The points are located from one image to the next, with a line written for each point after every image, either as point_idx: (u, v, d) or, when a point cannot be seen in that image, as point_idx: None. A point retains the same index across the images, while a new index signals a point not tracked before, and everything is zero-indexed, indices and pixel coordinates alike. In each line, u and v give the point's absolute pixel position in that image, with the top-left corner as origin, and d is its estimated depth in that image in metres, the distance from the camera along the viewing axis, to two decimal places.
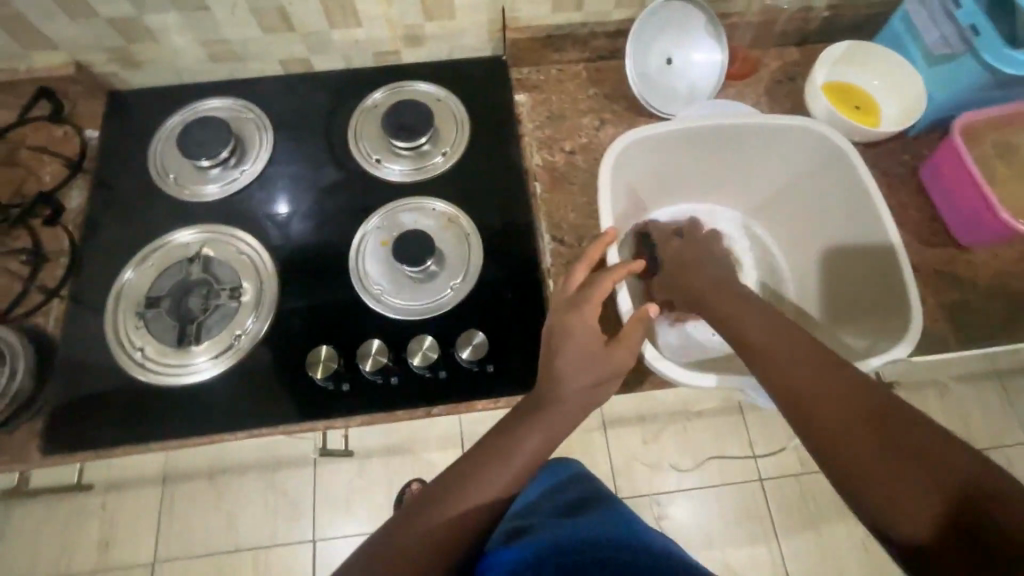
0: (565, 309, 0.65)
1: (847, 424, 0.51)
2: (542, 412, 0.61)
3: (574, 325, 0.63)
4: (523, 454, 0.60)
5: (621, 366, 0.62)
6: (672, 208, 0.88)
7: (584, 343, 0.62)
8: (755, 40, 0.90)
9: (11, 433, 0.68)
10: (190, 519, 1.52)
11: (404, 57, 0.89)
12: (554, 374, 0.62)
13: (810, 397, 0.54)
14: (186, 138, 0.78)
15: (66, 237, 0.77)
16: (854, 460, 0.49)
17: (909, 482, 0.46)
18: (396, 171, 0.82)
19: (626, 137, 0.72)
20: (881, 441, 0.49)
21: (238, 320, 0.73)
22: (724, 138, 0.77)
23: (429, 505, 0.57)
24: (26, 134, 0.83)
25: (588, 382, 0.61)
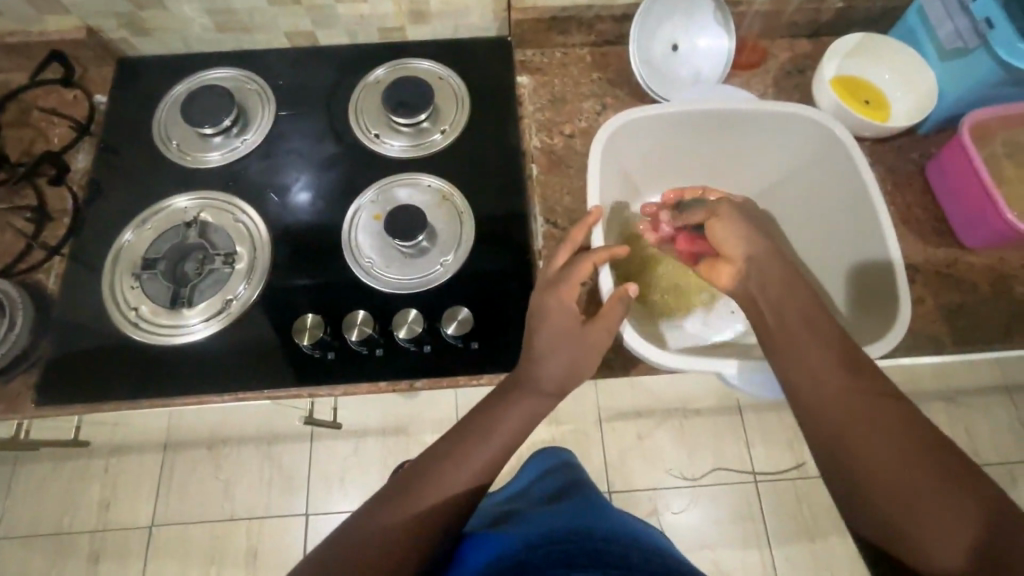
0: (544, 289, 0.65)
1: (870, 434, 0.50)
2: (519, 393, 0.61)
3: (554, 307, 0.63)
4: (500, 436, 0.60)
5: (599, 350, 0.63)
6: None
7: (562, 325, 0.62)
8: (764, 30, 0.89)
9: (8, 382, 0.70)
10: (188, 486, 1.55)
11: (409, 35, 0.89)
12: (532, 354, 0.62)
13: (834, 402, 0.53)
14: (191, 105, 0.80)
15: (71, 197, 0.79)
16: (881, 476, 0.48)
17: (938, 510, 0.45)
18: (395, 147, 0.83)
19: (621, 116, 0.72)
20: (911, 461, 0.48)
21: (230, 286, 0.74)
22: (722, 124, 0.76)
23: (407, 489, 0.57)
24: (39, 97, 0.85)
25: (565, 364, 0.61)
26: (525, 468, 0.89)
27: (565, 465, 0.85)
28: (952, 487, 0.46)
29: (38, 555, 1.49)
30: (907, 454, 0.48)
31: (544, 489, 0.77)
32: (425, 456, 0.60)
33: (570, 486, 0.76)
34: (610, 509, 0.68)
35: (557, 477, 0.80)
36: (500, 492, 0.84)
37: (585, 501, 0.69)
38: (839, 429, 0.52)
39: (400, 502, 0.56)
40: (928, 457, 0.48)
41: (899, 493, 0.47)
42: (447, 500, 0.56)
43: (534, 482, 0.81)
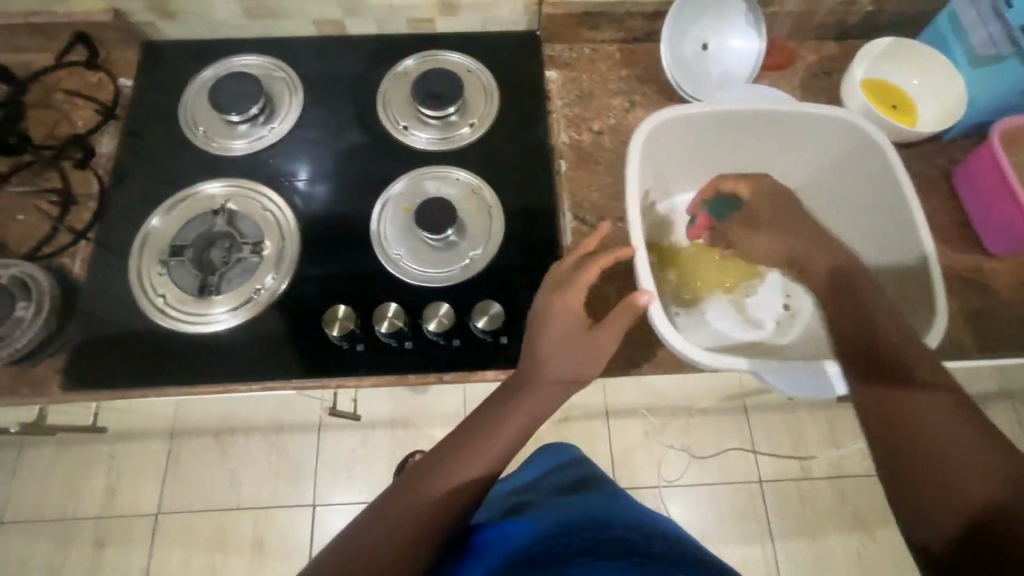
0: (549, 291, 0.66)
1: (890, 410, 0.55)
2: (522, 390, 0.62)
3: (556, 306, 0.64)
4: (504, 433, 0.60)
5: (603, 355, 0.63)
6: (691, 193, 0.85)
7: (567, 325, 0.63)
8: (793, 31, 0.89)
9: (33, 366, 0.69)
10: (196, 473, 1.55)
11: (438, 27, 0.88)
12: (539, 353, 0.63)
13: (872, 375, 0.57)
14: (218, 92, 0.79)
15: (96, 180, 0.78)
16: (895, 450, 0.53)
17: (941, 485, 0.50)
18: (421, 138, 0.82)
19: (662, 113, 0.72)
20: (921, 441, 0.52)
21: (258, 275, 0.73)
22: (759, 124, 0.77)
23: (420, 478, 0.57)
24: (62, 79, 0.84)
25: (570, 362, 0.62)
26: (532, 461, 0.89)
27: (573, 462, 0.85)
28: (964, 465, 0.49)
29: (43, 539, 1.48)
30: (919, 431, 0.52)
31: (553, 483, 0.77)
32: (436, 447, 0.60)
33: (581, 480, 0.76)
34: (621, 500, 0.69)
35: (566, 472, 0.80)
36: (506, 484, 0.84)
37: (598, 494, 0.70)
38: (868, 397, 0.57)
39: (413, 492, 0.56)
40: (945, 434, 0.51)
41: (932, 473, 0.50)
42: (457, 487, 0.56)
43: (541, 476, 0.81)
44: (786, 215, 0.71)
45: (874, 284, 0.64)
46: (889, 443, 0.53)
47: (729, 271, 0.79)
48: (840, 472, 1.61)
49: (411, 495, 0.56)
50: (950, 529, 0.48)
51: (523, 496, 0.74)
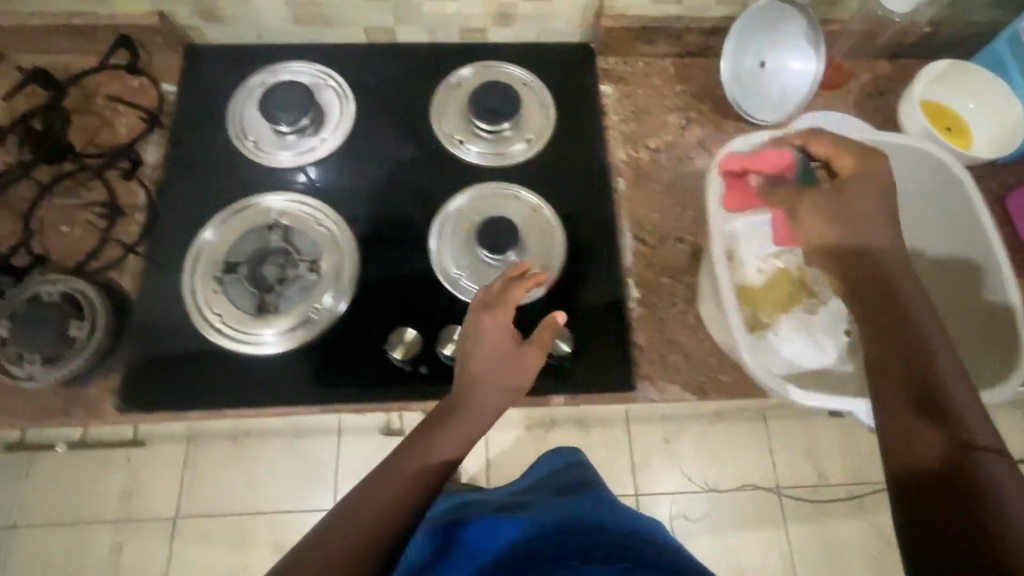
0: (479, 311, 0.64)
1: (899, 388, 0.54)
2: (453, 413, 0.60)
3: (479, 330, 0.63)
4: (442, 448, 0.58)
5: (528, 376, 0.63)
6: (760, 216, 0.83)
7: (490, 349, 0.62)
8: (849, 50, 0.88)
9: (86, 386, 0.67)
10: (212, 479, 1.53)
11: (490, 37, 0.86)
12: (467, 377, 0.61)
13: (892, 360, 0.55)
14: (270, 101, 0.76)
15: (143, 191, 0.76)
16: (893, 428, 0.52)
17: (923, 464, 0.49)
18: (477, 153, 0.81)
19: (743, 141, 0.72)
20: (917, 425, 0.51)
21: (317, 294, 0.72)
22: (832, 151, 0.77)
23: (399, 455, 0.57)
24: (101, 82, 0.81)
25: (498, 384, 0.61)
26: (541, 463, 0.89)
27: (575, 464, 0.81)
28: (954, 454, 0.49)
29: (58, 545, 1.46)
30: (916, 417, 0.52)
31: (551, 487, 0.75)
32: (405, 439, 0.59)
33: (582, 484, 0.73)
34: (610, 505, 0.64)
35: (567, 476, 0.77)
36: (507, 490, 0.83)
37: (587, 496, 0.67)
38: (882, 376, 0.55)
39: (387, 477, 0.56)
40: (941, 424, 0.50)
41: (909, 446, 0.51)
42: (432, 467, 0.57)
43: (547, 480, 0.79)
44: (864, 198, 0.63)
45: (904, 268, 0.59)
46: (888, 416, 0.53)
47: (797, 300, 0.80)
48: (855, 479, 1.63)
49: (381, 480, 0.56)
50: (914, 489, 0.49)
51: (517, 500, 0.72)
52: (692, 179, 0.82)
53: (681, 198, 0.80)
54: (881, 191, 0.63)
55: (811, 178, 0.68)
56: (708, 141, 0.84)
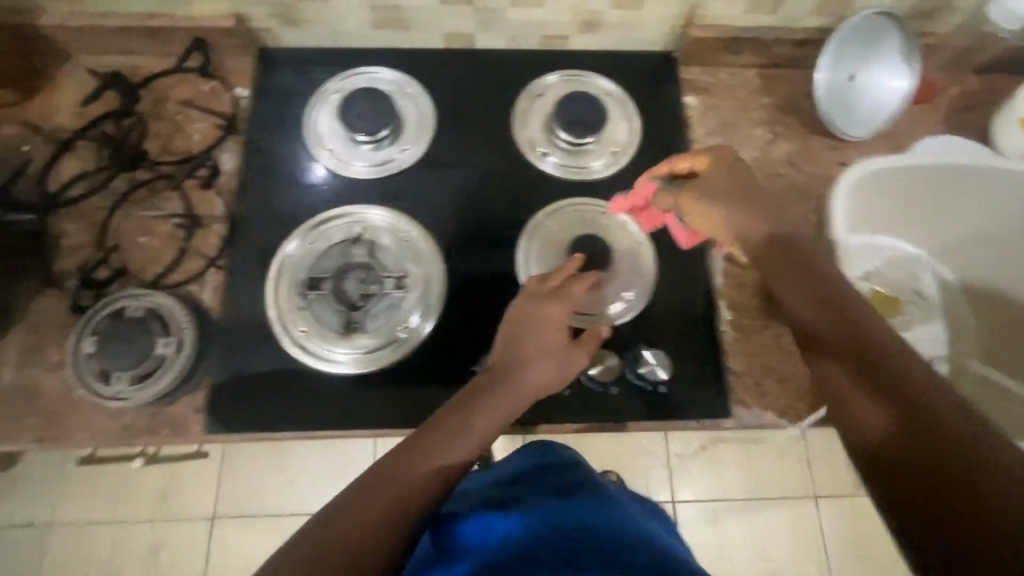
0: (542, 298, 0.64)
1: (859, 373, 0.45)
2: (485, 397, 0.57)
3: (543, 317, 0.63)
4: (477, 427, 0.54)
5: (573, 372, 0.64)
6: (872, 238, 0.77)
7: (548, 341, 0.62)
8: (941, 64, 0.85)
9: (173, 404, 0.66)
10: (247, 480, 1.51)
11: (571, 44, 0.83)
12: (519, 359, 0.61)
13: (859, 346, 0.47)
14: (353, 109, 0.74)
15: (221, 201, 0.74)
16: (867, 413, 0.43)
17: (901, 447, 0.40)
18: (559, 166, 0.78)
19: (866, 165, 0.67)
20: (906, 405, 0.42)
21: (405, 312, 0.70)
22: (948, 178, 0.71)
23: (392, 459, 0.49)
24: (173, 86, 0.78)
25: (547, 372, 0.61)
26: (509, 454, 0.70)
27: (569, 466, 0.64)
28: (932, 436, 0.39)
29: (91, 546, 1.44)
30: (910, 394, 0.42)
31: (540, 472, 0.63)
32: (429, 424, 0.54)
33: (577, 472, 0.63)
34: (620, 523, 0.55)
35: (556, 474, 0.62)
36: (473, 482, 0.67)
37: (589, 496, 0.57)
38: (867, 362, 0.46)
39: (415, 463, 0.49)
40: (936, 403, 0.41)
41: (863, 410, 0.43)
42: (434, 470, 0.49)
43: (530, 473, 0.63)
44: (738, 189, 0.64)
45: (830, 271, 0.55)
46: (853, 398, 0.45)
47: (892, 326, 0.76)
48: None
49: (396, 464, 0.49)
50: (881, 478, 0.40)
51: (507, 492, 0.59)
52: (781, 197, 0.79)
53: None
54: (747, 198, 0.63)
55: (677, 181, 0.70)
56: (797, 156, 0.82)
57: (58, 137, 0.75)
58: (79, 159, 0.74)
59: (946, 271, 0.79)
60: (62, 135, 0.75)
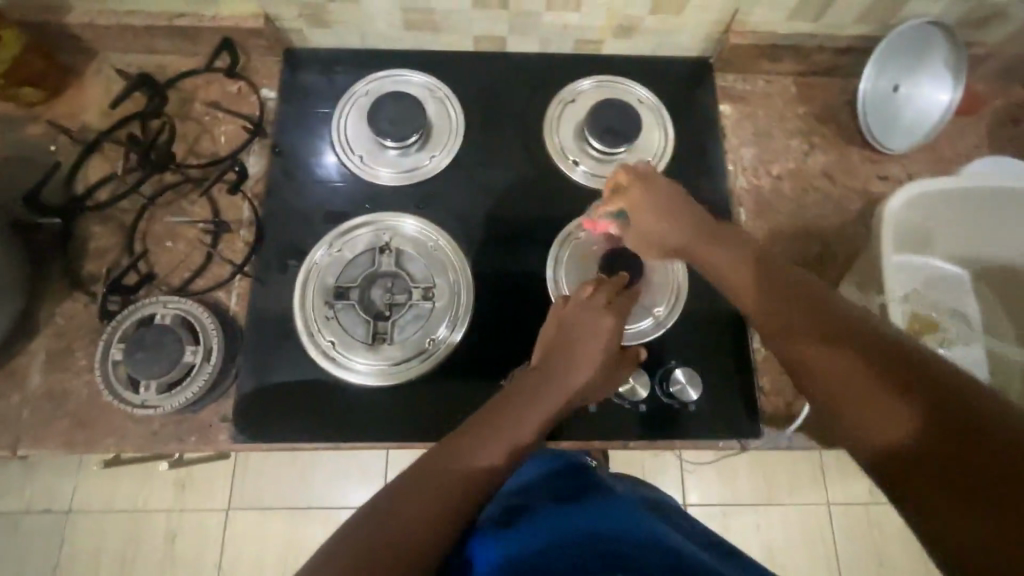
0: (593, 313, 0.63)
1: (834, 356, 0.45)
2: (525, 403, 0.56)
3: (596, 328, 0.62)
4: (517, 433, 0.54)
5: (610, 388, 0.64)
6: (913, 257, 0.75)
7: (600, 351, 0.62)
8: (986, 77, 0.82)
9: (200, 411, 0.66)
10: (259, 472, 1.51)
11: (605, 49, 0.81)
12: (562, 368, 0.59)
13: (821, 332, 0.47)
14: (383, 115, 0.72)
15: (247, 206, 0.73)
16: (851, 394, 0.43)
17: (898, 419, 0.40)
18: (590, 176, 0.76)
19: (908, 189, 0.65)
20: (884, 376, 0.42)
21: (432, 323, 0.69)
22: (998, 202, 0.68)
23: (416, 484, 0.48)
24: (199, 86, 0.77)
25: (592, 383, 0.61)
26: None
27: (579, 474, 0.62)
28: (924, 398, 0.39)
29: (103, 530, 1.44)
30: (879, 366, 0.42)
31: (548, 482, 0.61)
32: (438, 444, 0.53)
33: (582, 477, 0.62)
34: (625, 522, 0.53)
35: (565, 482, 0.60)
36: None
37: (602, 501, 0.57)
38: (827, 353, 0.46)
39: (433, 476, 0.49)
40: (901, 370, 0.41)
41: (867, 416, 0.42)
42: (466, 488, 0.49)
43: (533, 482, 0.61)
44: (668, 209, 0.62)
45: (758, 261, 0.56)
46: (835, 387, 0.44)
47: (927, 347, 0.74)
48: None
49: (405, 490, 0.48)
50: (896, 458, 0.40)
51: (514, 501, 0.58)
52: (816, 211, 0.77)
53: (805, 230, 0.76)
54: (676, 202, 0.62)
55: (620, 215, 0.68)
56: (834, 168, 0.79)
57: (85, 136, 0.74)
58: (106, 160, 0.73)
59: (993, 295, 0.76)
60: (88, 135, 0.74)
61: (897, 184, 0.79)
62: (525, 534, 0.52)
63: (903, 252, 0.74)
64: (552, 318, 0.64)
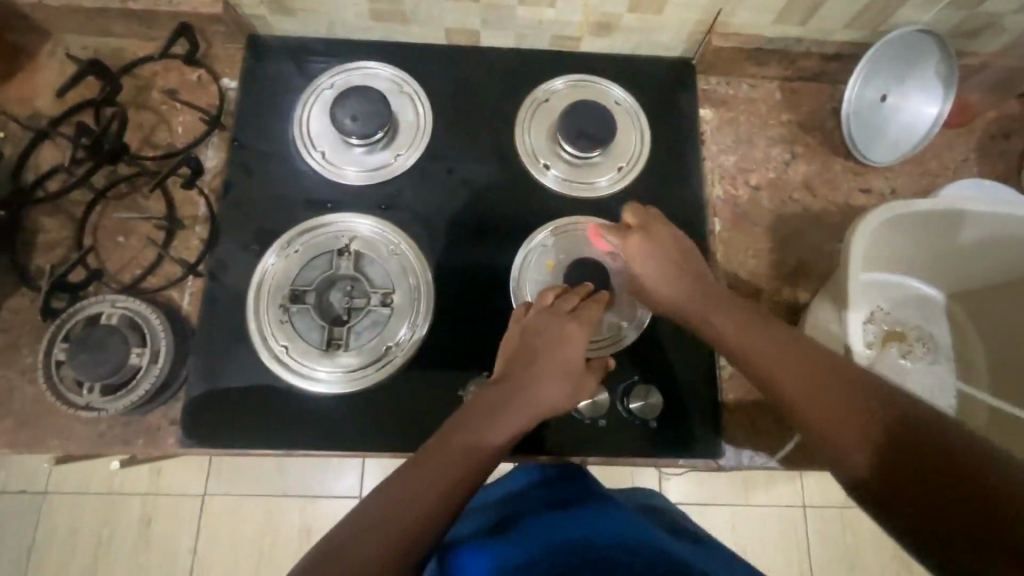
0: (556, 316, 0.60)
1: (825, 402, 0.48)
2: (487, 416, 0.52)
3: (564, 334, 0.59)
4: (489, 442, 0.51)
5: (579, 398, 0.59)
6: (882, 275, 0.74)
7: (568, 358, 0.58)
8: (978, 89, 0.79)
9: (148, 413, 0.64)
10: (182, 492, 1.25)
11: (583, 47, 0.78)
12: (528, 378, 0.56)
13: (817, 377, 0.49)
14: (345, 111, 0.69)
15: (203, 202, 0.71)
16: (847, 437, 0.46)
17: (902, 462, 0.44)
18: (563, 181, 0.73)
19: (885, 210, 0.62)
20: (885, 424, 0.45)
21: (390, 330, 0.67)
22: (979, 226, 0.66)
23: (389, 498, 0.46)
24: (158, 74, 0.74)
25: (562, 393, 0.57)
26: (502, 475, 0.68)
27: (573, 481, 0.63)
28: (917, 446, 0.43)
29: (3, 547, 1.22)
30: (866, 414, 0.46)
31: (541, 494, 0.60)
32: (430, 440, 0.51)
33: (576, 488, 0.61)
34: (614, 522, 0.53)
35: (556, 492, 0.60)
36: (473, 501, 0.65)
37: (595, 507, 0.56)
38: (821, 402, 0.48)
39: (430, 472, 0.48)
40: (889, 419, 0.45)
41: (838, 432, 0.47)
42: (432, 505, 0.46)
43: (527, 490, 0.62)
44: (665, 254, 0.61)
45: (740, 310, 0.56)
46: (833, 431, 0.47)
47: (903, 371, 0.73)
48: None
49: (397, 488, 0.47)
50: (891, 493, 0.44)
51: (508, 510, 0.58)
52: (794, 224, 0.75)
53: (781, 244, 0.74)
54: (674, 261, 0.61)
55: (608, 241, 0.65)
56: (815, 180, 0.77)
57: (35, 123, 0.71)
58: (57, 149, 0.71)
59: (966, 317, 0.75)
60: (40, 121, 0.71)
61: (879, 197, 0.77)
62: (515, 538, 0.52)
63: (871, 269, 0.73)
64: (516, 327, 0.61)
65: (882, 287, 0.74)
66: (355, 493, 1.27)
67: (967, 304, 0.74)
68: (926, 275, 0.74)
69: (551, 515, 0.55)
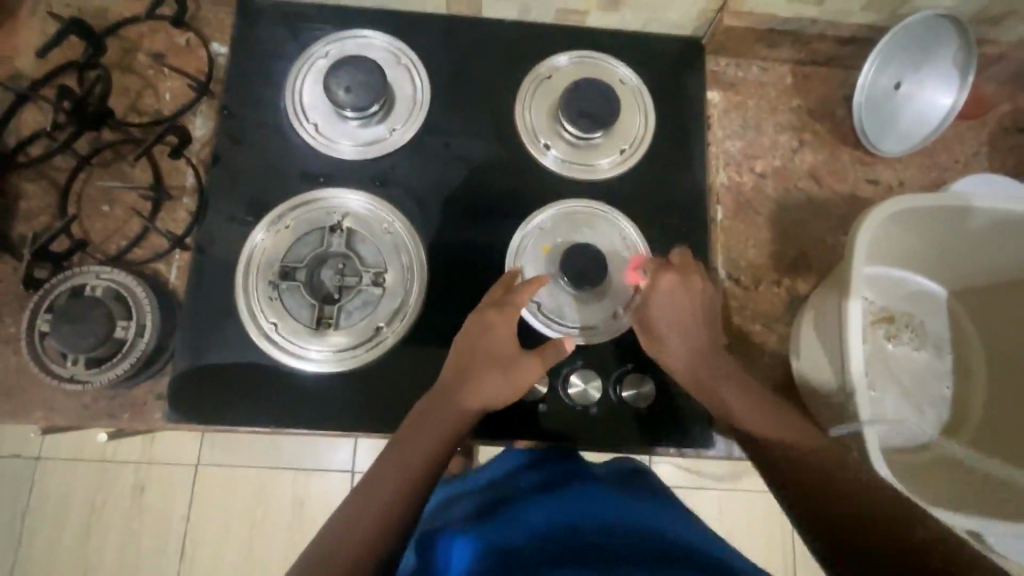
0: (486, 306, 0.59)
1: (786, 438, 0.55)
2: (432, 417, 0.54)
3: (483, 324, 0.57)
4: (423, 451, 0.52)
5: (521, 381, 0.57)
6: (885, 269, 0.73)
7: (496, 345, 0.57)
8: (997, 79, 0.77)
9: (132, 385, 0.63)
10: (174, 462, 1.25)
11: (589, 22, 0.75)
12: (462, 373, 0.56)
13: (788, 433, 0.56)
14: (339, 80, 0.66)
15: (191, 172, 0.69)
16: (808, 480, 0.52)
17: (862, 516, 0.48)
18: (564, 162, 0.71)
19: (898, 202, 0.61)
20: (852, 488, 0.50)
21: (381, 310, 0.66)
22: (992, 224, 0.64)
23: (364, 495, 0.49)
24: (146, 37, 0.71)
25: (495, 384, 0.56)
26: (484, 463, 0.69)
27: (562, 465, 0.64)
28: (877, 508, 0.48)
29: None
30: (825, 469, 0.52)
31: (527, 484, 0.61)
32: (378, 459, 0.52)
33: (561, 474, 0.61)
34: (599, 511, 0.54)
35: (545, 477, 0.61)
36: (456, 487, 0.66)
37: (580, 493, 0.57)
38: (790, 449, 0.54)
39: (370, 489, 0.50)
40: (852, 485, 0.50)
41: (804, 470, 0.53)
42: (395, 502, 0.49)
43: (513, 477, 0.63)
44: (670, 294, 0.60)
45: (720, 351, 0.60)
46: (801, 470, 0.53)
47: (903, 366, 0.72)
48: None
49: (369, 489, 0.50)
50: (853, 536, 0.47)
51: (493, 497, 0.60)
52: (797, 213, 0.73)
53: (783, 234, 0.73)
54: (695, 298, 0.61)
55: (590, 262, 0.65)
56: (821, 169, 0.75)
57: (17, 85, 0.68)
58: (39, 112, 0.68)
59: (965, 314, 0.74)
60: (21, 83, 0.69)
61: (886, 189, 0.75)
62: (501, 524, 0.53)
63: (875, 263, 0.71)
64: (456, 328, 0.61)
65: (886, 280, 0.73)
66: (347, 467, 1.28)
67: (968, 302, 0.74)
68: (929, 269, 0.73)
69: (539, 500, 0.57)
